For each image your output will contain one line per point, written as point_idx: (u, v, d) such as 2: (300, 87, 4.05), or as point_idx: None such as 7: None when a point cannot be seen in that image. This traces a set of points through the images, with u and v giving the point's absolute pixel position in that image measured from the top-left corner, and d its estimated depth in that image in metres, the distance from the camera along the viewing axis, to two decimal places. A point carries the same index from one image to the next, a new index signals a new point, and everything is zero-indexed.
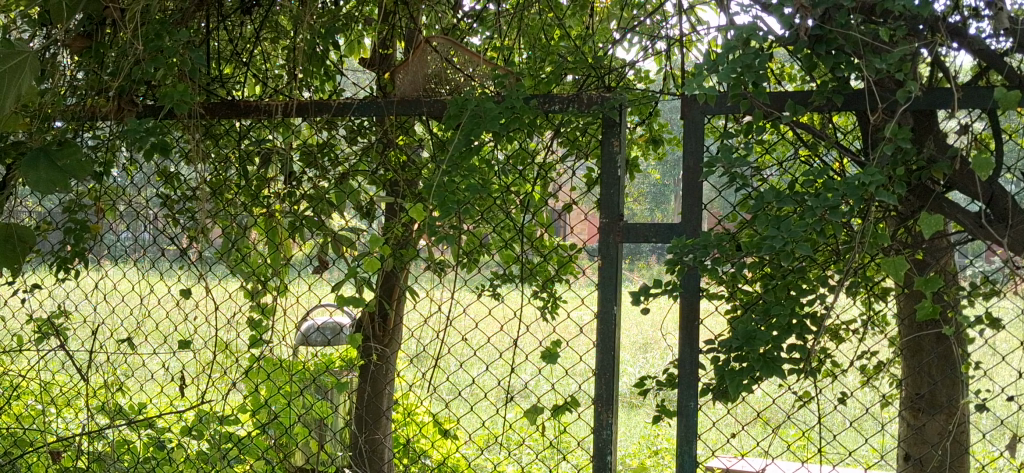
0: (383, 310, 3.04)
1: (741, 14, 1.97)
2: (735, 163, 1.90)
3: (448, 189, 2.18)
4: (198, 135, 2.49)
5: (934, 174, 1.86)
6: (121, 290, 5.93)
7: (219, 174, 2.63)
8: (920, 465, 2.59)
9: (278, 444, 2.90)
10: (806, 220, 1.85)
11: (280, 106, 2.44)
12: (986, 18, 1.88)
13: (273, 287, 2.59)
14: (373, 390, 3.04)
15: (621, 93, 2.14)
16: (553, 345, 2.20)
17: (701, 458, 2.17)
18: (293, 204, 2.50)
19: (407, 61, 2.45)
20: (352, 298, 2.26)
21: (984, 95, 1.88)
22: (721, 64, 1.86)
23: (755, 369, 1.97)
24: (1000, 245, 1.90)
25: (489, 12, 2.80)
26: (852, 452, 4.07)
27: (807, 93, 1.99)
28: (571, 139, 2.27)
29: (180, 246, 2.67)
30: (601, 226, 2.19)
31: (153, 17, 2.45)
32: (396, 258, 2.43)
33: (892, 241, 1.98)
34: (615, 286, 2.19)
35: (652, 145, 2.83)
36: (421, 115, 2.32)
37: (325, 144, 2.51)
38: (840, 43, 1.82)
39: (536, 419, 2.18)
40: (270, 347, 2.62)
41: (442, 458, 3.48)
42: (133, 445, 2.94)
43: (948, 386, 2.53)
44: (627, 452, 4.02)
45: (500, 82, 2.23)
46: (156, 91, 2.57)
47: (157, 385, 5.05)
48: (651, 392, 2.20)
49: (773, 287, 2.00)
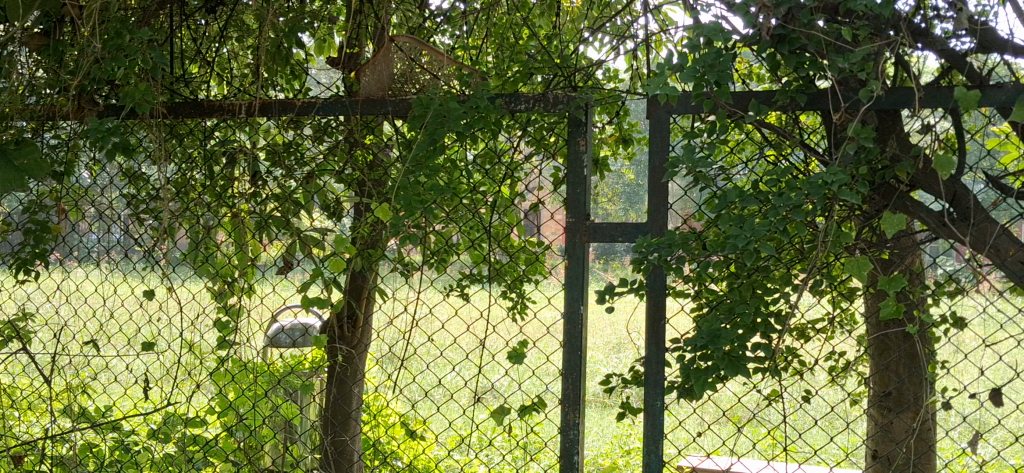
0: (351, 310, 3.02)
1: (704, 13, 1.98)
2: (698, 163, 1.91)
3: (412, 190, 2.17)
4: (161, 135, 2.46)
5: (897, 173, 1.88)
6: (84, 292, 5.88)
7: (183, 175, 2.60)
8: (885, 462, 2.62)
9: (246, 445, 2.87)
10: (770, 219, 1.86)
11: (244, 106, 2.40)
12: (949, 19, 1.90)
13: (240, 289, 2.56)
14: (340, 392, 3.03)
15: (586, 92, 2.14)
16: (519, 345, 2.18)
17: (668, 457, 2.16)
18: (259, 205, 2.49)
19: (370, 60, 2.40)
20: (317, 299, 2.23)
21: (946, 95, 1.89)
22: (683, 64, 1.86)
23: (720, 368, 1.96)
24: (963, 244, 1.90)
25: (458, 11, 2.79)
26: (821, 450, 4.13)
27: (771, 92, 1.99)
28: (538, 138, 2.26)
29: (144, 246, 2.63)
30: (567, 226, 2.17)
31: (113, 15, 2.42)
32: (364, 258, 2.41)
33: (856, 240, 1.98)
34: (581, 286, 2.17)
35: (621, 145, 2.84)
36: (386, 114, 2.30)
37: (291, 143, 2.49)
38: (803, 42, 1.82)
39: (502, 419, 2.16)
40: (237, 349, 2.60)
41: (412, 460, 3.47)
42: (96, 450, 2.88)
43: (912, 384, 2.56)
44: (599, 452, 4.01)
45: (466, 81, 2.25)
46: (118, 90, 2.54)
47: (123, 387, 5.01)
48: (617, 390, 2.19)
49: (738, 286, 2.00)
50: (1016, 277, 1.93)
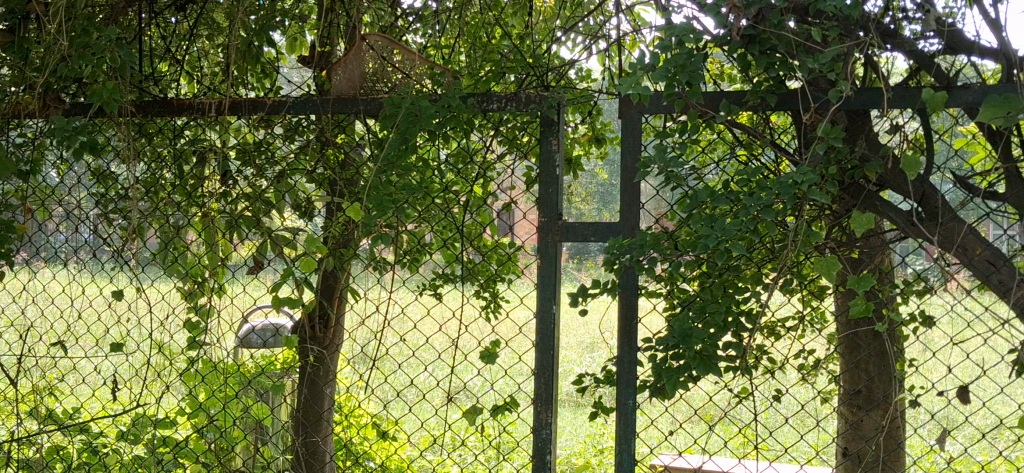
0: (323, 310, 3.00)
1: (675, 13, 1.98)
2: (670, 163, 1.91)
3: (384, 190, 2.16)
4: (130, 134, 2.43)
5: (866, 173, 1.89)
6: (51, 293, 5.80)
7: (153, 174, 2.58)
8: (855, 460, 2.65)
9: (217, 446, 2.84)
10: (740, 218, 1.87)
11: (213, 104, 2.38)
12: (917, 21, 1.92)
13: (211, 288, 2.54)
14: (311, 392, 3.01)
15: (558, 91, 2.13)
16: (491, 345, 2.17)
17: (640, 456, 2.16)
18: (229, 204, 2.47)
19: (343, 57, 2.39)
20: (289, 298, 2.21)
21: (914, 96, 1.91)
22: (655, 64, 1.86)
23: (691, 367, 1.97)
24: (931, 244, 1.91)
25: (430, 10, 2.79)
26: (792, 448, 4.16)
27: (741, 93, 2.00)
28: (511, 138, 2.26)
29: (113, 246, 2.60)
30: (540, 225, 2.17)
31: (80, 12, 2.39)
32: (336, 258, 2.39)
33: (826, 239, 2.00)
34: (554, 286, 2.17)
35: (594, 144, 2.84)
36: (357, 113, 2.28)
37: (263, 142, 2.47)
38: (773, 43, 1.83)
39: (475, 419, 2.15)
40: (208, 349, 2.58)
41: (385, 461, 3.45)
42: (63, 453, 2.85)
43: (882, 382, 2.59)
44: (572, 452, 4.01)
45: (438, 80, 2.24)
46: (86, 88, 2.51)
47: (91, 389, 4.94)
48: (589, 389, 2.18)
49: (710, 285, 2.00)
50: (982, 276, 1.93)
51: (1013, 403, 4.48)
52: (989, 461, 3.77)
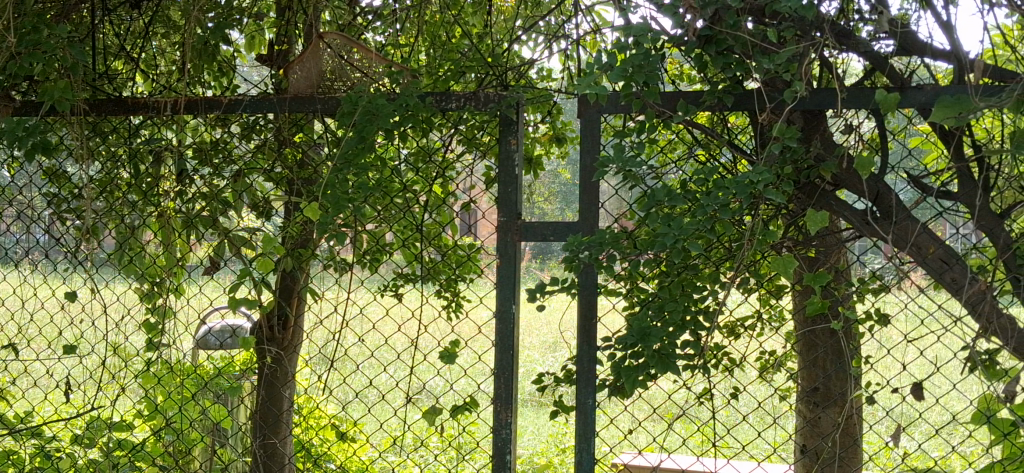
0: (281, 310, 2.98)
1: (632, 13, 1.99)
2: (628, 163, 1.91)
3: (341, 189, 2.14)
4: (83, 133, 2.39)
5: (821, 173, 1.91)
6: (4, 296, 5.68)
7: (107, 173, 2.54)
8: (813, 457, 2.67)
9: (175, 449, 2.80)
10: (698, 218, 1.88)
11: (169, 103, 2.32)
12: (870, 22, 1.93)
13: (167, 289, 2.50)
14: (270, 393, 2.98)
15: (517, 90, 2.12)
16: (450, 344, 2.16)
17: (599, 455, 2.16)
18: (186, 204, 2.44)
19: (299, 56, 2.37)
20: (246, 299, 2.19)
21: (868, 96, 1.92)
22: (612, 63, 1.86)
23: (649, 365, 1.98)
24: (884, 242, 1.94)
25: (389, 8, 2.77)
26: (750, 446, 4.19)
27: (699, 93, 2.01)
28: (469, 137, 2.25)
29: (65, 247, 2.55)
30: (498, 224, 2.16)
31: (30, 8, 2.34)
32: (294, 258, 2.37)
33: (783, 238, 2.02)
34: (513, 285, 2.16)
35: (554, 144, 2.84)
36: (315, 112, 2.25)
37: (218, 141, 2.43)
38: (729, 44, 1.84)
39: (434, 419, 2.14)
40: (165, 350, 2.54)
41: (345, 462, 3.43)
42: (15, 458, 2.79)
43: (837, 380, 2.61)
44: (533, 451, 4.01)
45: (396, 79, 2.22)
46: (37, 86, 2.46)
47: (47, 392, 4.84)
48: (549, 388, 2.18)
49: (668, 284, 2.01)
50: (935, 275, 1.95)
51: (966, 398, 4.56)
52: (944, 457, 3.82)
